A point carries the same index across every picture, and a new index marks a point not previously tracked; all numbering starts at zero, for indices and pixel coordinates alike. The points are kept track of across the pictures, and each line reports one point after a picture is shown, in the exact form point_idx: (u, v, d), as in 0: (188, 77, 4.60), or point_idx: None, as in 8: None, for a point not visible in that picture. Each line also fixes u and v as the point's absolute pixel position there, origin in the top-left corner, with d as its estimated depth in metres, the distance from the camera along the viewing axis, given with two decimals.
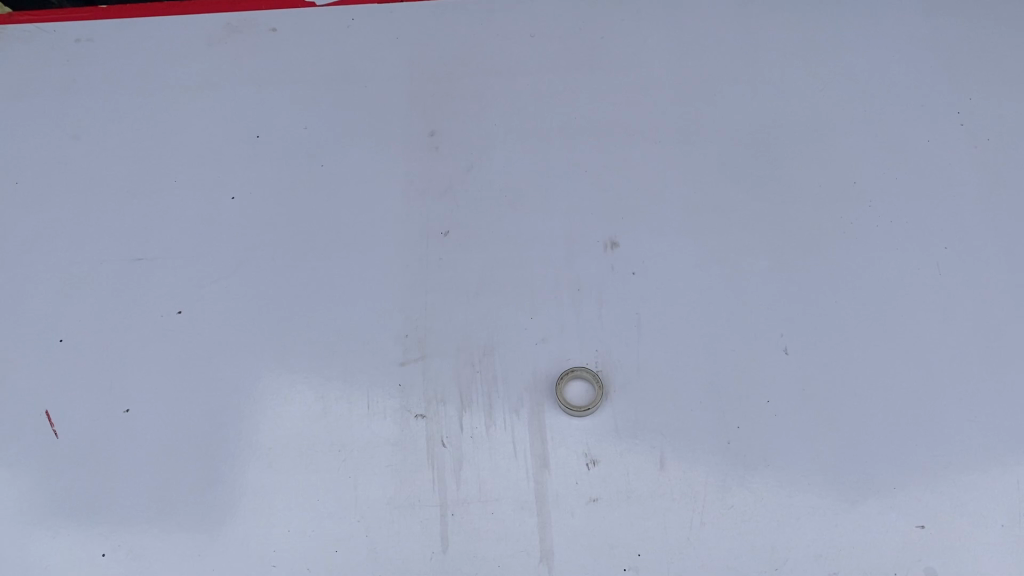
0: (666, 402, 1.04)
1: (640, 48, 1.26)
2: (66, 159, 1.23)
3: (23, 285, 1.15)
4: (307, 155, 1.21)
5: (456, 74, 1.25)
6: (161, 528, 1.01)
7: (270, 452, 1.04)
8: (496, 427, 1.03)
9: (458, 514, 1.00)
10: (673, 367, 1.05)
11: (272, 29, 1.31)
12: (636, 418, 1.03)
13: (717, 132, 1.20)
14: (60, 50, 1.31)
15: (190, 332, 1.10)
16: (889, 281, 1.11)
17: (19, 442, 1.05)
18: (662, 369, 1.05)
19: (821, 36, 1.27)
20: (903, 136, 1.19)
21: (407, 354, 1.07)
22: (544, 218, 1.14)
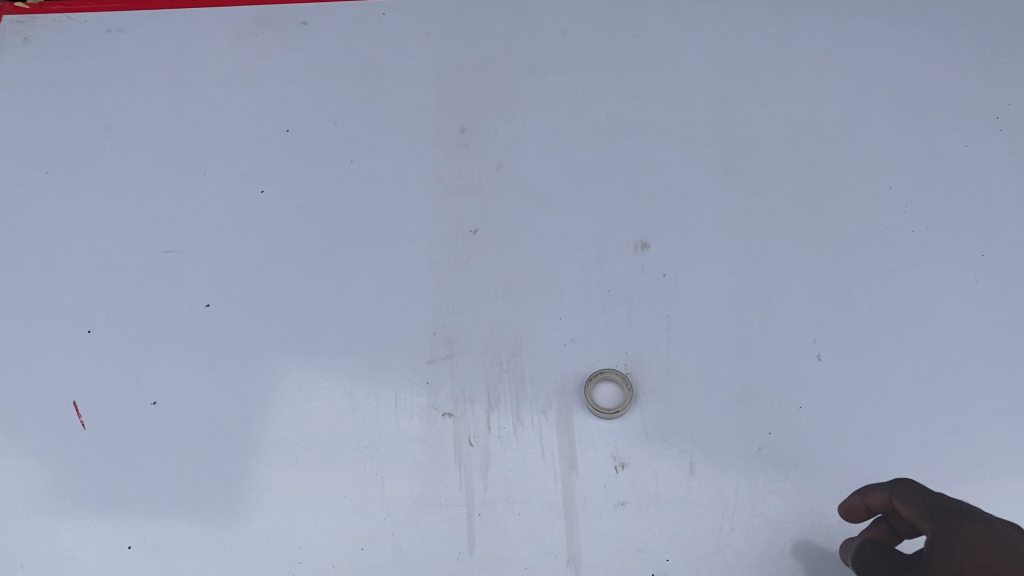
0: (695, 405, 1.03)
1: (673, 48, 1.25)
2: (95, 149, 1.23)
3: (51, 275, 1.15)
4: (336, 150, 1.20)
5: (486, 71, 1.24)
6: (189, 521, 1.00)
7: (297, 449, 1.03)
8: (523, 427, 1.02)
9: (485, 514, 0.99)
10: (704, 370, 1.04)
11: (303, 22, 1.30)
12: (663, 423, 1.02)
13: (751, 132, 1.19)
14: (90, 40, 1.32)
15: (218, 326, 1.10)
16: (924, 286, 1.09)
17: (45, 431, 1.05)
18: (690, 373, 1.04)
19: (856, 38, 1.25)
20: (939, 139, 1.18)
21: (434, 353, 1.06)
22: (574, 218, 1.13)
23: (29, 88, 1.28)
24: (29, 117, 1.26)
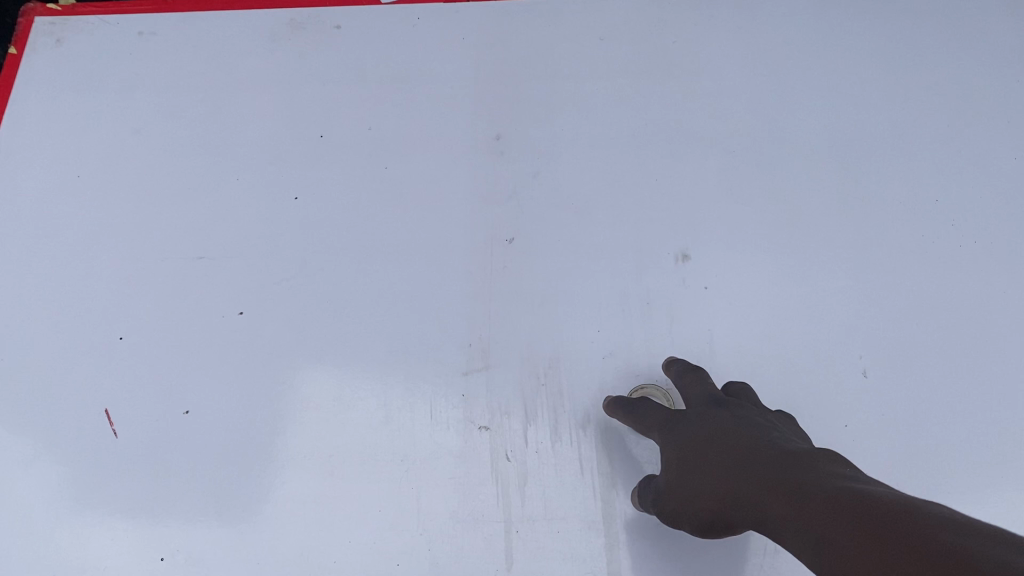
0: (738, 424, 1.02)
1: (713, 54, 1.23)
2: (128, 154, 1.22)
3: (84, 281, 1.13)
4: (371, 156, 1.19)
5: (522, 77, 1.23)
6: (223, 534, 0.99)
7: (330, 461, 1.01)
8: (561, 442, 1.01)
9: (523, 531, 0.97)
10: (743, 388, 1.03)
11: (337, 25, 1.29)
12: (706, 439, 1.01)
13: (794, 142, 1.16)
14: (122, 43, 1.30)
15: (251, 334, 1.09)
16: (971, 303, 1.07)
17: (76, 440, 1.04)
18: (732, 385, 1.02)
19: (901, 46, 1.23)
20: (984, 154, 1.16)
21: (470, 364, 1.04)
22: (613, 228, 1.11)
23: (61, 91, 1.27)
24: (61, 121, 1.25)
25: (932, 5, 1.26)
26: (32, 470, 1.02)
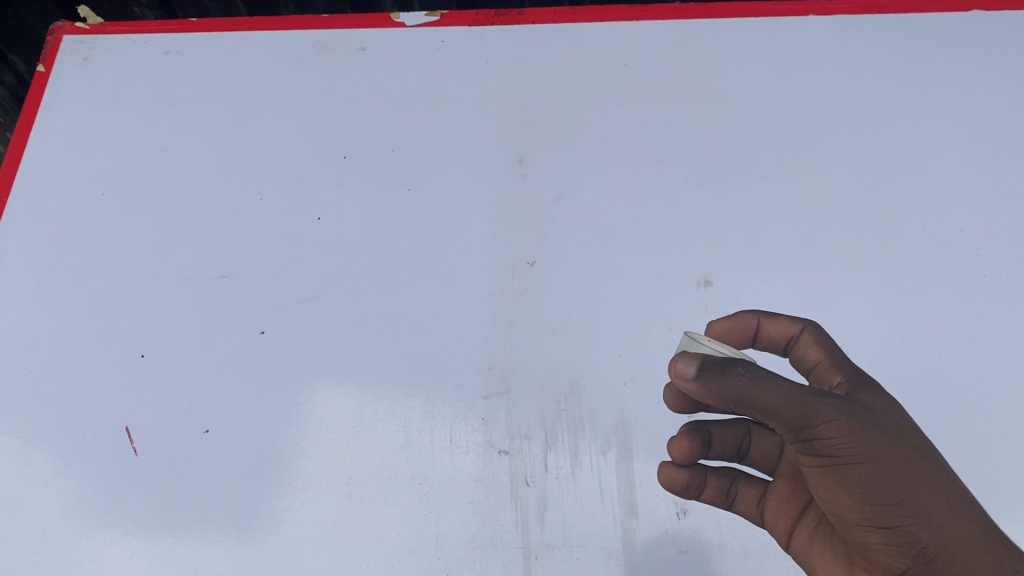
0: (763, 447, 1.07)
1: (735, 81, 1.24)
2: (153, 172, 1.24)
3: (107, 298, 1.14)
4: (395, 178, 1.19)
5: (546, 101, 1.24)
6: (240, 555, 0.98)
7: (349, 482, 1.01)
8: (582, 468, 1.00)
9: (543, 558, 0.96)
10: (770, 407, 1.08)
11: (362, 48, 1.31)
12: (727, 452, 1.05)
13: (817, 168, 1.16)
14: (150, 62, 1.33)
15: (271, 353, 1.08)
16: (999, 335, 1.05)
17: (97, 457, 1.03)
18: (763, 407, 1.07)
19: (921, 76, 1.24)
20: (1011, 184, 1.15)
21: (491, 387, 1.04)
22: (635, 252, 1.11)
23: (90, 109, 1.29)
24: (89, 139, 1.27)
25: (954, 36, 1.27)
26: (52, 486, 1.02)
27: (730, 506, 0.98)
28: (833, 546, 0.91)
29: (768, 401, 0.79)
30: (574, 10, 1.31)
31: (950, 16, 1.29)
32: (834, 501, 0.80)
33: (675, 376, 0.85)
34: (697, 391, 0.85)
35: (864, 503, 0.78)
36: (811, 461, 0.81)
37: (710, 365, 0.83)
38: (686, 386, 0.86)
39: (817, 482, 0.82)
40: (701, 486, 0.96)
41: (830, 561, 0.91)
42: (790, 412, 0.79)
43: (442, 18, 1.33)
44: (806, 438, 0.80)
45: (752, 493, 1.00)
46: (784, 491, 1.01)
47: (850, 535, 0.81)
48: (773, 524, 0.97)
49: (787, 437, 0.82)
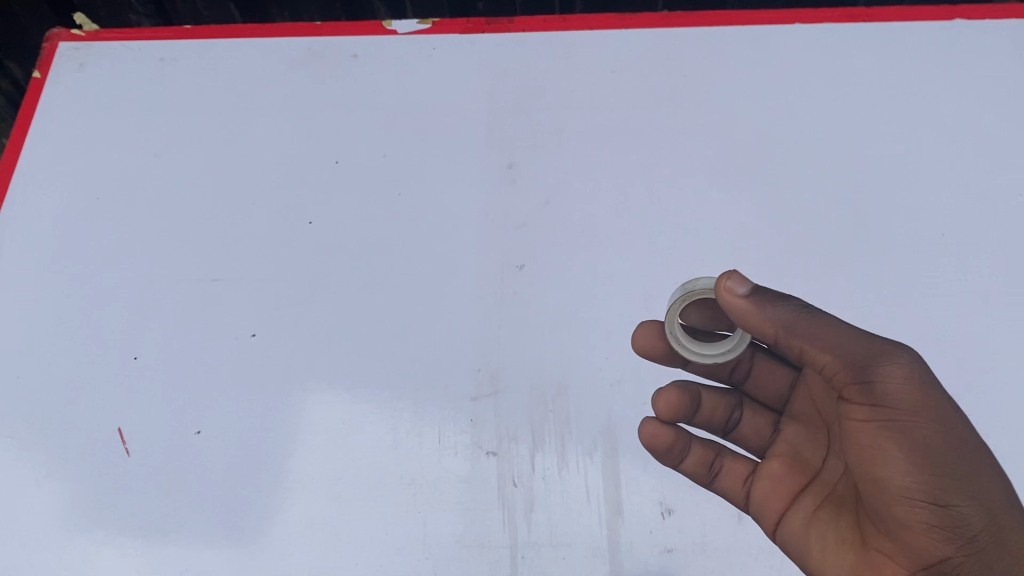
0: (754, 425, 1.10)
1: (722, 89, 1.25)
2: (147, 177, 1.25)
3: (100, 302, 1.15)
4: (386, 183, 1.21)
5: (536, 107, 1.25)
6: (230, 554, 0.99)
7: (339, 483, 1.02)
8: (568, 469, 1.01)
9: (529, 557, 0.97)
10: (759, 385, 1.12)
11: (354, 55, 1.32)
12: (712, 423, 1.09)
13: (802, 174, 1.18)
14: (144, 69, 1.35)
15: (261, 355, 1.09)
16: (980, 338, 1.07)
17: (90, 457, 1.05)
18: (751, 385, 1.12)
19: (905, 84, 1.26)
20: (992, 190, 1.17)
21: (479, 389, 1.05)
22: (621, 256, 1.13)
23: (85, 115, 1.31)
24: (84, 145, 1.28)
25: (937, 45, 1.29)
26: (45, 486, 1.03)
27: (713, 478, 1.02)
28: (827, 528, 0.96)
29: (824, 339, 0.90)
30: (564, 18, 1.33)
31: (933, 24, 1.31)
32: (889, 464, 0.86)
33: (725, 291, 0.93)
34: (754, 317, 0.93)
35: (928, 472, 0.84)
36: (870, 415, 0.87)
37: (760, 290, 0.93)
38: (734, 308, 0.93)
39: (871, 441, 0.87)
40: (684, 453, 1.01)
41: (827, 546, 0.95)
42: (862, 355, 0.88)
43: (434, 26, 1.34)
44: (876, 387, 0.86)
45: (737, 470, 1.04)
46: (779, 471, 1.03)
47: (890, 507, 0.86)
48: (759, 509, 1.00)
49: (843, 382, 0.89)
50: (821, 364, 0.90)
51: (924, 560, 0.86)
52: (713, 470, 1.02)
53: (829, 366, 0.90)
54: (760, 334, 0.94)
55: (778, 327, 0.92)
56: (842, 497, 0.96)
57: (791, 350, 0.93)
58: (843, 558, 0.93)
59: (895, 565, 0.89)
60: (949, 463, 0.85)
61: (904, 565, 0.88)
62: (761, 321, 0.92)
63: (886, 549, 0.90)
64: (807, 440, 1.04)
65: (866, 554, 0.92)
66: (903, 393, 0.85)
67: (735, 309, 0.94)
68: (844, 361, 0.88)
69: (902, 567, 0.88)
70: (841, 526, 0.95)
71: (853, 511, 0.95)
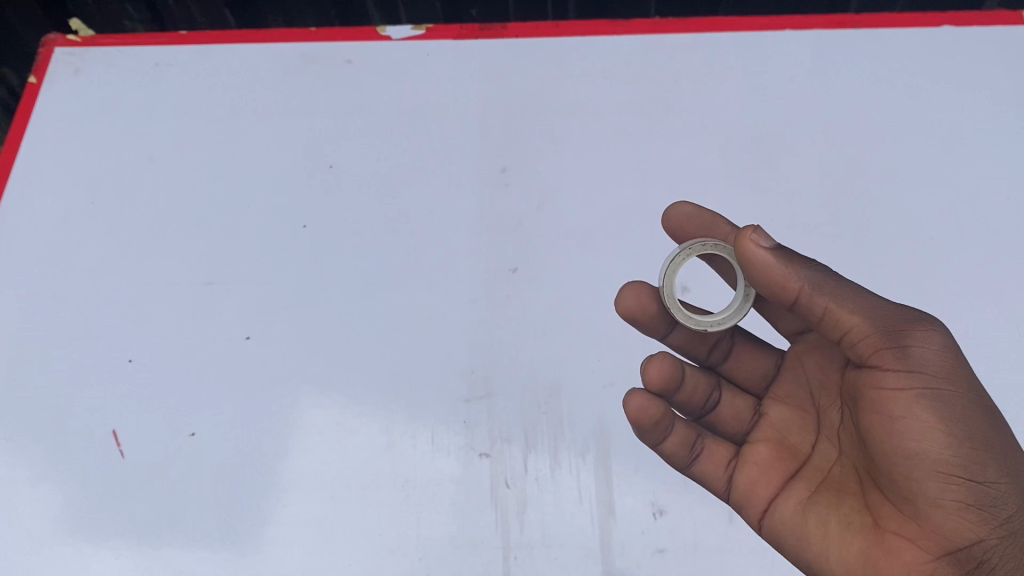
0: (734, 409, 1.05)
1: (713, 94, 1.26)
2: (142, 181, 1.26)
3: (95, 305, 1.16)
4: (379, 188, 1.22)
5: (528, 112, 1.26)
6: (224, 555, 0.99)
7: (333, 484, 1.03)
8: (561, 470, 1.01)
9: (522, 558, 0.98)
10: (739, 368, 1.07)
11: (348, 60, 1.33)
12: (690, 404, 1.05)
13: (792, 178, 1.19)
14: (139, 73, 1.35)
15: (256, 358, 1.10)
16: (968, 340, 1.08)
17: (84, 460, 1.05)
18: (730, 366, 1.07)
19: (894, 90, 1.27)
20: (980, 194, 1.18)
21: (472, 391, 1.06)
22: (614, 259, 1.13)
23: (80, 120, 1.31)
24: (79, 149, 1.29)
25: (925, 51, 1.31)
26: (40, 488, 1.04)
27: (691, 459, 1.01)
28: (828, 513, 0.91)
29: (856, 301, 0.85)
30: (557, 24, 1.34)
31: (922, 31, 1.33)
32: (923, 435, 0.81)
33: (750, 241, 0.86)
34: (780, 272, 0.86)
35: (963, 445, 0.81)
36: (902, 381, 0.83)
37: (783, 245, 0.87)
38: (756, 262, 0.86)
39: (904, 410, 0.82)
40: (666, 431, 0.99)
41: (830, 532, 0.90)
42: (895, 321, 0.84)
43: (427, 31, 1.35)
44: (912, 352, 0.82)
45: (719, 453, 1.02)
46: (767, 456, 0.98)
47: (919, 483, 0.82)
48: (739, 498, 0.98)
49: (872, 347, 0.84)
50: (848, 328, 0.85)
51: (952, 542, 0.83)
52: (692, 451, 1.01)
53: (856, 331, 0.85)
54: (782, 292, 0.87)
55: (807, 285, 0.85)
56: (841, 480, 0.92)
57: (812, 312, 0.87)
58: (853, 543, 0.88)
59: (916, 549, 0.84)
60: (984, 437, 0.82)
61: (926, 548, 0.84)
62: (787, 278, 0.86)
63: (905, 531, 0.85)
64: (795, 426, 0.99)
65: (881, 538, 0.87)
66: (938, 358, 0.83)
67: (754, 266, 0.87)
68: (878, 325, 0.84)
69: (924, 552, 0.84)
70: (846, 511, 0.90)
71: (858, 494, 0.90)
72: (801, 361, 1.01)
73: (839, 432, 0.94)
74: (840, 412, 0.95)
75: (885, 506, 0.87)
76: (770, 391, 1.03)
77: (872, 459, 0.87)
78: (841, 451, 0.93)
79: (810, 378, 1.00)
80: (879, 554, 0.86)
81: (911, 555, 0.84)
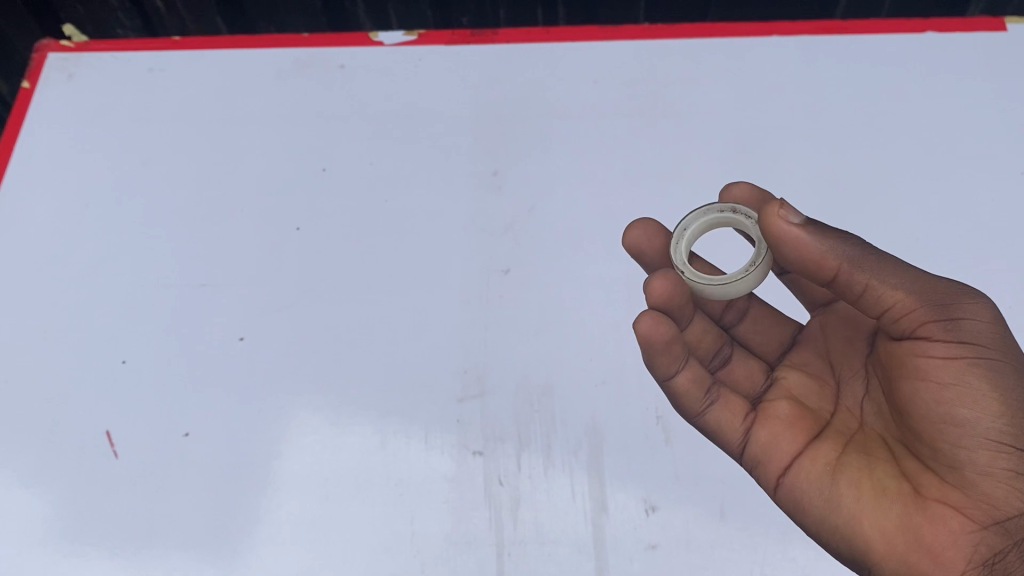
0: (747, 369, 1.10)
1: (702, 98, 1.28)
2: (136, 185, 1.27)
3: (88, 307, 1.16)
4: (372, 190, 1.23)
5: (520, 115, 1.28)
6: (218, 553, 1.00)
7: (327, 483, 1.03)
8: (553, 467, 1.02)
9: (515, 555, 0.98)
10: (757, 332, 1.11)
11: (341, 65, 1.34)
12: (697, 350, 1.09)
13: (780, 179, 1.20)
14: (132, 79, 1.36)
15: (249, 358, 1.10)
16: None
17: (78, 460, 1.05)
18: (747, 330, 1.11)
19: (879, 94, 1.29)
20: (963, 194, 1.20)
21: (465, 391, 1.06)
22: (604, 260, 1.15)
23: (74, 125, 1.32)
24: (73, 154, 1.29)
25: (910, 56, 1.33)
26: (34, 488, 1.04)
27: (705, 405, 1.03)
28: (860, 477, 0.95)
29: (901, 275, 0.89)
30: (547, 30, 1.36)
31: (907, 36, 1.35)
32: (974, 404, 0.87)
33: (777, 218, 0.90)
34: (816, 249, 0.89)
35: (1016, 415, 0.86)
36: (952, 351, 0.87)
37: (812, 221, 0.91)
38: (789, 236, 0.90)
39: (956, 377, 0.87)
40: (678, 367, 1.01)
41: (863, 498, 0.93)
42: (942, 296, 0.89)
43: (419, 37, 1.37)
44: (961, 323, 0.87)
45: (735, 405, 1.04)
46: (788, 414, 1.02)
47: (969, 451, 0.87)
48: (757, 454, 1.01)
49: (918, 320, 0.89)
50: (890, 302, 0.89)
51: (1000, 511, 0.88)
52: (707, 397, 1.04)
53: (900, 305, 0.89)
54: (819, 270, 0.90)
55: (845, 262, 0.89)
56: (868, 446, 0.97)
57: (851, 288, 0.90)
58: (890, 510, 0.92)
59: (962, 517, 0.89)
60: None
61: (973, 517, 0.89)
62: (825, 255, 0.89)
63: (949, 499, 0.90)
64: (812, 391, 1.04)
65: (922, 506, 0.91)
66: (986, 330, 0.88)
67: (796, 242, 0.90)
68: (926, 300, 0.89)
69: (972, 520, 0.89)
70: (880, 477, 0.94)
71: (891, 462, 0.95)
72: (824, 332, 1.06)
73: (862, 403, 1.00)
74: (865, 382, 1.00)
75: (927, 475, 0.91)
76: (788, 358, 1.08)
77: (913, 428, 0.91)
78: (864, 421, 0.99)
79: (831, 348, 1.05)
80: (921, 521, 0.90)
81: (958, 523, 0.89)
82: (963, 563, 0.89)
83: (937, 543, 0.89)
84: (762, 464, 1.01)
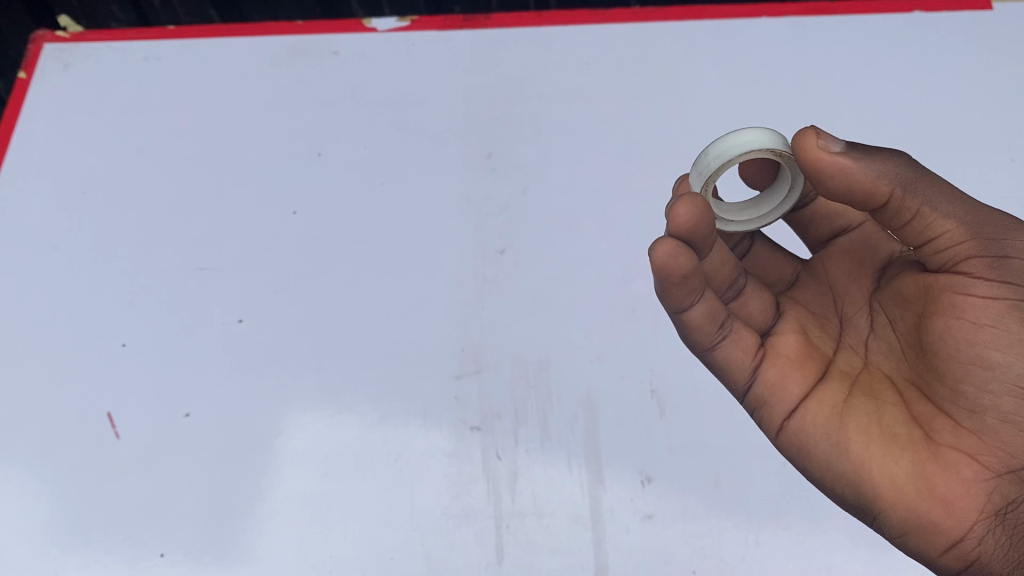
0: (761, 299, 0.94)
1: (694, 80, 1.30)
2: (133, 172, 1.28)
3: (88, 292, 1.17)
4: (368, 175, 1.24)
5: (514, 99, 1.29)
6: (219, 530, 1.01)
7: (327, 460, 1.04)
8: (550, 440, 1.03)
9: (513, 527, 1.00)
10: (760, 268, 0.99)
11: (335, 52, 1.35)
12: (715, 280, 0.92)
13: None
14: (128, 68, 1.37)
15: (248, 340, 1.11)
16: None
17: (79, 441, 1.06)
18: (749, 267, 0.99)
19: (868, 74, 1.31)
20: (954, 169, 1.21)
21: (463, 368, 1.08)
22: (598, 239, 1.16)
23: (70, 113, 1.33)
24: (70, 142, 1.30)
25: (899, 35, 1.34)
26: (37, 468, 1.05)
27: (717, 340, 0.90)
28: (869, 421, 0.84)
29: (950, 204, 0.79)
30: (539, 14, 1.37)
31: (897, 16, 1.36)
32: (1009, 347, 0.78)
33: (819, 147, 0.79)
34: (865, 177, 0.78)
35: None
36: (994, 291, 0.78)
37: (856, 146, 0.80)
38: (831, 164, 0.79)
39: (994, 318, 0.78)
40: (696, 298, 0.87)
41: (873, 444, 0.83)
42: (994, 227, 0.79)
43: (413, 23, 1.38)
44: (1012, 263, 0.77)
45: (747, 340, 0.90)
46: (795, 352, 0.90)
47: (994, 396, 0.79)
48: (762, 394, 0.90)
49: (964, 253, 0.79)
50: (939, 233, 0.79)
51: (1016, 459, 0.79)
52: (720, 331, 0.90)
53: (948, 238, 0.79)
54: (868, 199, 0.79)
55: (898, 186, 0.78)
56: (874, 388, 0.86)
57: (900, 215, 0.80)
58: (900, 459, 0.82)
59: (976, 465, 0.80)
60: None
61: (987, 464, 0.80)
62: (876, 182, 0.78)
63: (964, 445, 0.81)
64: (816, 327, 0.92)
65: (935, 453, 0.81)
66: None
67: (825, 177, 0.80)
68: (976, 231, 0.79)
69: (985, 469, 0.80)
70: (890, 423, 0.84)
71: (902, 406, 0.85)
72: (826, 267, 0.95)
73: (867, 342, 0.89)
74: (870, 319, 0.89)
75: (941, 420, 0.82)
76: (790, 294, 0.96)
77: (932, 367, 0.82)
78: (868, 360, 0.88)
79: (833, 281, 0.93)
80: (932, 468, 0.81)
81: (971, 472, 0.80)
82: (976, 514, 0.80)
83: (950, 493, 0.80)
84: (765, 406, 0.90)
